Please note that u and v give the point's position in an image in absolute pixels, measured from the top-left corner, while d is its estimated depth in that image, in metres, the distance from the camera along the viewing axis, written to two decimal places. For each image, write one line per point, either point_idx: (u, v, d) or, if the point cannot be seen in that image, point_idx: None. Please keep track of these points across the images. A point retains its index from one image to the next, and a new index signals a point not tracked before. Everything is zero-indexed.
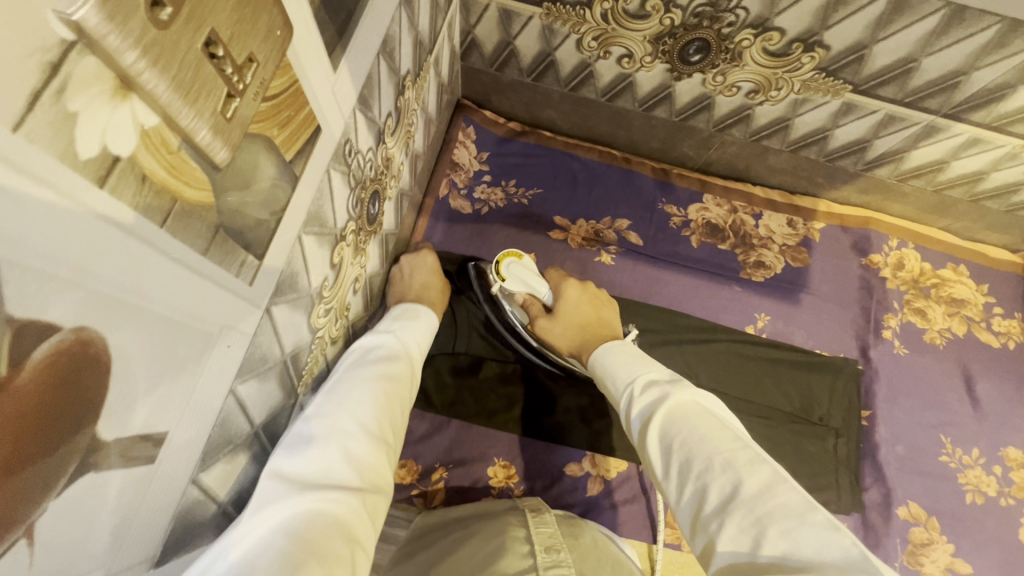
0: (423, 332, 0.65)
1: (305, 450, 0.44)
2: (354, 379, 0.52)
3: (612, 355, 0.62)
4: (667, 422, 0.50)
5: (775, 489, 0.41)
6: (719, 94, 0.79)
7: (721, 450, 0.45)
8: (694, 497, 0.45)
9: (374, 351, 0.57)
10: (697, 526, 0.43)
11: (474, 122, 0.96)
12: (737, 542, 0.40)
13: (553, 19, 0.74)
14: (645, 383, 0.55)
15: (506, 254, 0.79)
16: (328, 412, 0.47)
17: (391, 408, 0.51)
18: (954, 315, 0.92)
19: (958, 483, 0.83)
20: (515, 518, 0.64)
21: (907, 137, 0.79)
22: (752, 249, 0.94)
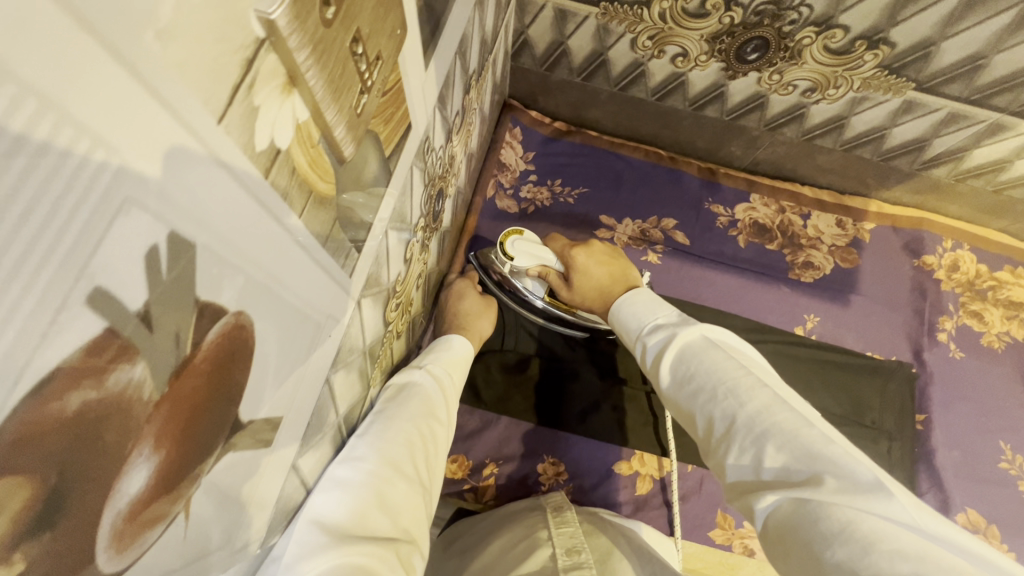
0: (458, 365, 0.63)
1: (342, 495, 0.41)
2: (390, 420, 0.50)
3: (624, 304, 0.62)
4: (677, 359, 0.51)
5: (776, 408, 0.43)
6: (774, 92, 0.78)
7: (726, 377, 0.47)
8: (704, 421, 0.47)
9: (409, 390, 0.55)
10: (710, 446, 0.46)
11: (520, 122, 0.96)
12: (740, 458, 0.43)
13: (609, 19, 0.74)
14: (655, 326, 0.57)
15: (509, 233, 0.79)
16: (365, 455, 0.45)
17: (425, 450, 0.50)
18: (1013, 318, 0.90)
19: (1019, 490, 0.81)
20: (537, 516, 0.64)
21: (970, 136, 0.77)
22: (800, 249, 0.93)
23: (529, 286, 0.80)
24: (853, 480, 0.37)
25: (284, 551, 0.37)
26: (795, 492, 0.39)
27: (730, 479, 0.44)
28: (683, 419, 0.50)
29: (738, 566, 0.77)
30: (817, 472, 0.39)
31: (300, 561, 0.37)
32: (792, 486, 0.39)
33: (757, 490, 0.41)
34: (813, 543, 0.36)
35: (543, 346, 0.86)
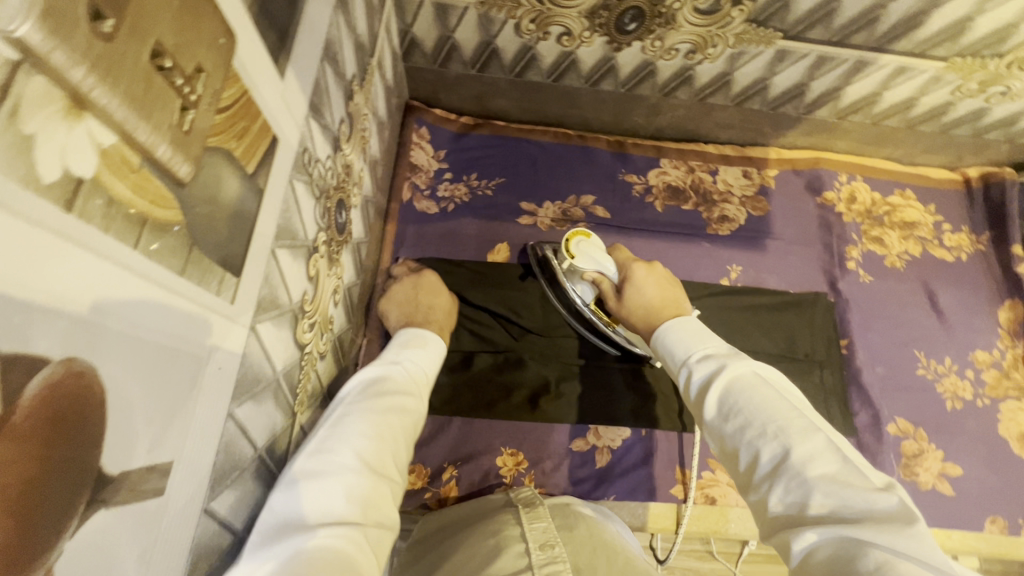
0: (430, 364, 0.64)
1: (310, 484, 0.43)
2: (361, 411, 0.51)
3: (670, 330, 0.60)
4: (724, 393, 0.49)
5: (830, 456, 0.41)
6: (660, 58, 0.81)
7: (777, 416, 0.45)
8: (747, 458, 0.45)
9: (380, 383, 0.56)
10: (751, 484, 0.45)
11: (426, 122, 0.95)
12: (788, 500, 0.41)
13: (488, 8, 0.74)
14: (703, 356, 0.54)
15: (574, 232, 0.79)
16: (333, 446, 0.46)
17: (395, 442, 0.51)
18: (909, 237, 0.97)
19: (937, 392, 0.89)
20: (509, 515, 0.64)
21: (841, 76, 0.82)
22: (714, 204, 0.98)
23: (580, 290, 0.79)
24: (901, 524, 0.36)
25: (254, 538, 0.40)
26: (837, 533, 0.37)
27: (771, 518, 0.42)
28: (724, 454, 0.49)
29: (704, 517, 0.80)
30: (869, 518, 0.37)
31: (267, 546, 0.39)
32: (833, 527, 0.37)
33: (796, 527, 0.39)
34: None
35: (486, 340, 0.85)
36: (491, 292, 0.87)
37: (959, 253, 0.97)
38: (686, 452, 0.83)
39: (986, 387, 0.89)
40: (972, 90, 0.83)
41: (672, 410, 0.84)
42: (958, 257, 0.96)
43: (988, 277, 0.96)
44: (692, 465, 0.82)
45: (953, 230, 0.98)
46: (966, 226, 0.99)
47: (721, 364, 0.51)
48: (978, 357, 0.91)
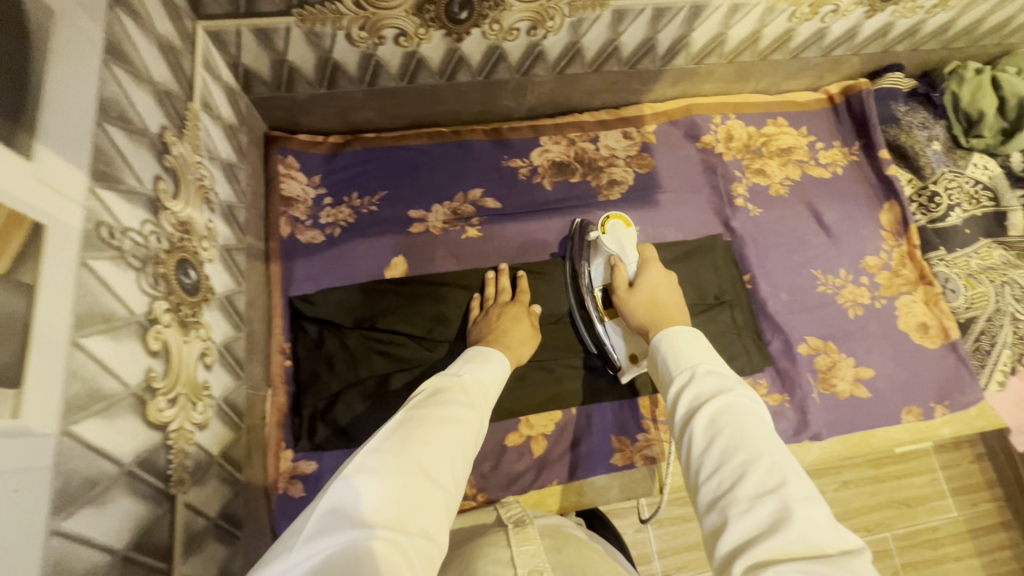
0: (489, 382, 0.64)
1: (365, 483, 0.44)
2: (415, 420, 0.51)
3: (674, 343, 0.62)
4: (721, 413, 0.51)
5: (815, 506, 0.43)
6: (504, 41, 0.79)
7: (768, 452, 0.47)
8: (727, 479, 0.47)
9: (445, 392, 0.57)
10: (718, 505, 0.46)
11: (291, 150, 0.90)
12: (757, 531, 0.42)
13: (310, 23, 0.70)
14: (710, 373, 0.56)
15: (616, 216, 0.83)
16: (388, 449, 0.47)
17: (451, 451, 0.50)
18: (787, 163, 1.01)
19: (839, 303, 0.93)
20: (499, 535, 0.61)
21: (682, 24, 0.82)
22: (600, 171, 0.98)
23: (594, 273, 0.83)
24: (863, 568, 0.39)
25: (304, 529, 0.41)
26: (805, 567, 0.39)
27: (725, 541, 0.43)
28: (694, 464, 0.50)
29: (646, 477, 0.83)
30: (837, 559, 0.40)
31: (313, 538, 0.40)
32: (804, 563, 0.39)
33: (759, 551, 0.41)
34: None
35: (400, 358, 0.83)
36: (400, 311, 0.85)
37: (834, 168, 1.01)
38: (620, 419, 0.84)
39: (881, 289, 0.94)
40: (805, 13, 0.85)
41: (597, 383, 0.85)
42: (835, 172, 1.01)
43: (865, 185, 1.00)
44: (627, 431, 0.83)
45: (826, 147, 1.03)
46: (838, 141, 1.03)
47: (726, 387, 0.53)
48: (869, 262, 0.96)
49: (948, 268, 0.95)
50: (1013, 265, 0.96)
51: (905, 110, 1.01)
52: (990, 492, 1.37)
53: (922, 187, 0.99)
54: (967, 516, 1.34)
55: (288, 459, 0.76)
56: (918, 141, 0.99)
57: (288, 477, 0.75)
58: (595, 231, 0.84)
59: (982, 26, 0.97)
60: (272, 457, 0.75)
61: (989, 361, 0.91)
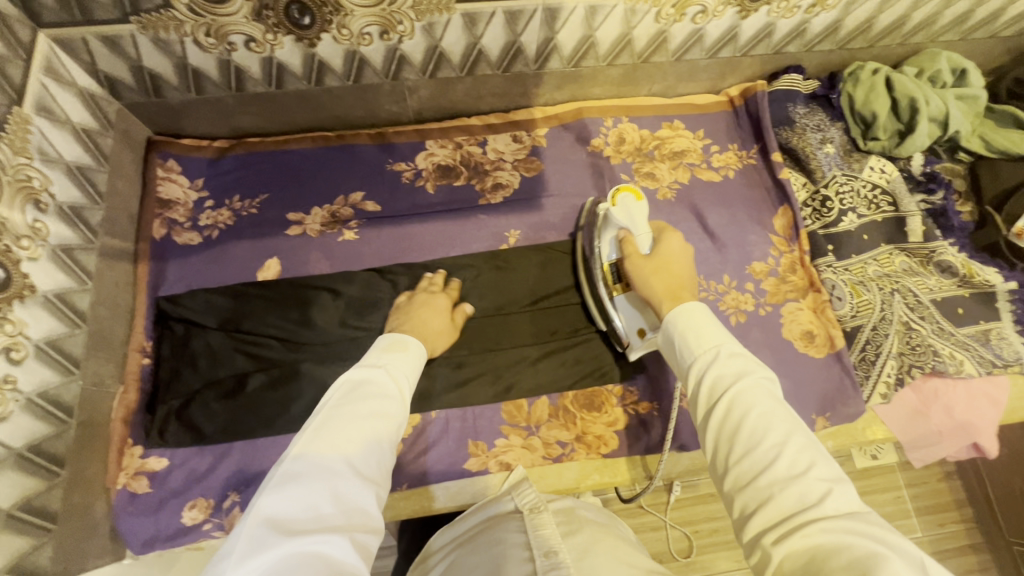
0: (410, 366, 0.64)
1: (297, 491, 0.45)
2: (346, 414, 0.51)
3: (687, 314, 0.55)
4: (746, 397, 0.46)
5: (845, 483, 0.42)
6: (359, 45, 0.80)
7: (796, 434, 0.44)
8: (757, 463, 0.43)
9: (366, 381, 0.56)
10: (746, 487, 0.43)
11: (171, 154, 0.92)
12: (792, 509, 0.40)
13: (153, 30, 0.73)
14: (732, 352, 0.50)
15: (625, 189, 0.79)
16: (319, 454, 0.48)
17: (380, 447, 0.52)
18: (678, 166, 0.99)
19: (721, 310, 0.90)
20: (514, 522, 0.65)
21: (541, 26, 0.82)
22: (486, 174, 0.98)
23: (605, 248, 0.80)
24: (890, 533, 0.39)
25: (238, 542, 0.41)
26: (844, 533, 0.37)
27: (756, 522, 0.41)
28: (719, 446, 0.46)
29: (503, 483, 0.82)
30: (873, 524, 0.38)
31: (250, 555, 0.40)
32: (845, 524, 0.38)
33: (796, 536, 0.39)
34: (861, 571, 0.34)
35: (261, 358, 0.83)
36: (265, 311, 0.85)
37: (727, 172, 0.99)
38: (479, 425, 0.84)
39: (767, 296, 0.91)
40: (670, 14, 0.84)
41: (460, 388, 0.84)
42: (727, 176, 0.99)
43: (759, 189, 0.98)
44: (485, 436, 0.83)
45: (721, 151, 1.00)
46: (734, 144, 1.01)
47: (751, 368, 0.48)
48: (756, 268, 0.93)
49: (835, 275, 0.92)
50: (912, 274, 0.92)
51: (803, 112, 0.99)
52: (958, 513, 1.28)
53: (814, 191, 0.96)
54: (932, 537, 1.25)
55: (135, 455, 0.77)
56: (810, 144, 0.97)
57: (131, 473, 0.76)
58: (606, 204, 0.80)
59: (876, 25, 0.94)
60: (114, 452, 0.76)
61: (873, 372, 0.87)
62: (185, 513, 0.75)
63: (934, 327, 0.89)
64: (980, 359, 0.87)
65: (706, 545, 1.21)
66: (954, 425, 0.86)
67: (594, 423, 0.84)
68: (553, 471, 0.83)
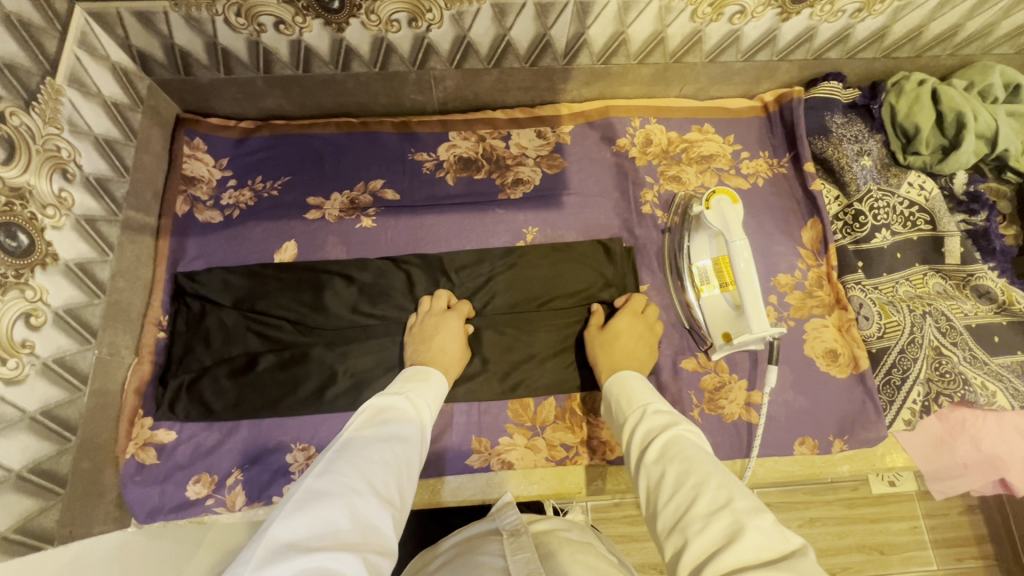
0: (432, 397, 0.69)
1: (316, 505, 0.45)
2: (368, 439, 0.54)
3: (632, 380, 0.70)
4: (671, 444, 0.55)
5: (762, 513, 0.44)
6: (387, 32, 0.80)
7: (714, 472, 0.49)
8: (682, 503, 0.48)
9: (389, 409, 0.60)
10: (674, 529, 0.47)
11: (199, 133, 0.93)
12: (713, 547, 0.43)
13: (185, 8, 0.73)
14: (659, 410, 0.62)
15: (722, 191, 0.79)
16: (340, 471, 0.49)
17: (398, 471, 0.53)
18: (705, 170, 0.96)
19: None
20: (495, 545, 0.64)
21: (573, 20, 0.80)
22: (507, 169, 0.96)
23: (703, 248, 0.83)
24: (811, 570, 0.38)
25: (254, 552, 0.41)
26: None
27: (686, 558, 0.44)
28: (653, 492, 0.52)
29: (503, 482, 0.81)
30: (785, 561, 0.40)
31: (266, 564, 0.40)
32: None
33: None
34: None
35: (272, 339, 0.83)
36: (279, 294, 0.86)
37: (756, 179, 0.96)
38: (483, 421, 0.83)
39: (790, 309, 0.88)
40: (708, 12, 0.81)
41: (467, 384, 0.83)
42: (756, 184, 0.95)
43: (788, 199, 0.95)
44: (489, 433, 0.82)
45: (751, 157, 0.97)
46: (765, 151, 0.97)
47: (677, 422, 0.58)
48: (781, 280, 0.90)
49: (863, 293, 0.88)
50: (946, 297, 0.88)
51: (841, 121, 0.95)
52: (978, 549, 1.22)
53: (846, 205, 0.92)
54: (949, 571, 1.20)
55: (145, 426, 0.78)
56: (845, 155, 0.93)
57: (141, 443, 0.77)
58: (701, 206, 0.80)
59: (925, 34, 0.89)
60: (126, 422, 0.78)
61: (898, 398, 0.84)
62: (190, 487, 0.77)
63: (966, 354, 0.84)
64: (1013, 391, 0.82)
65: None
66: (981, 459, 0.82)
67: (600, 429, 0.83)
68: (557, 474, 0.81)
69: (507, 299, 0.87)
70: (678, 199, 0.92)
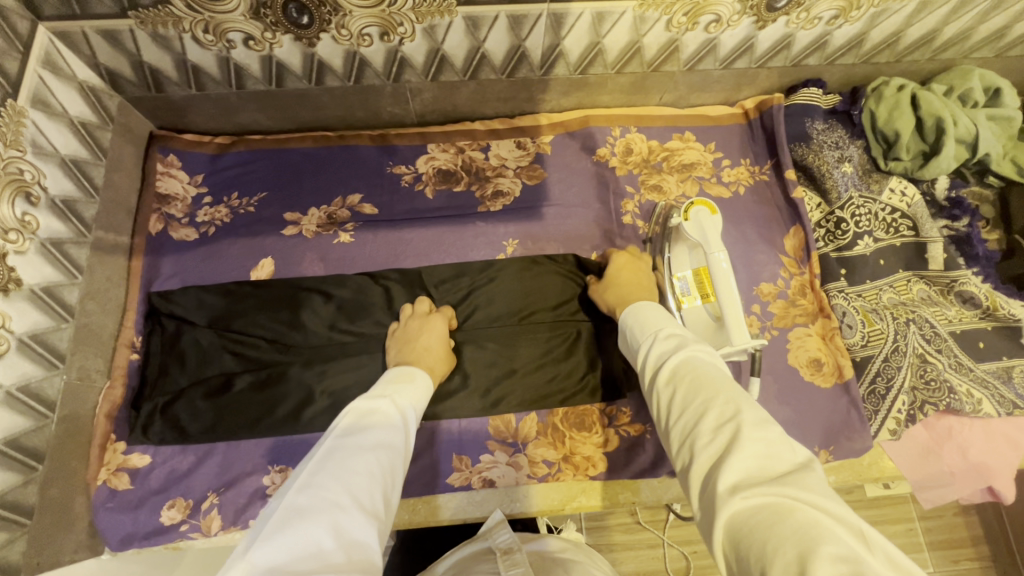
0: (417, 397, 0.66)
1: (296, 525, 0.43)
2: (351, 447, 0.52)
3: (640, 311, 0.67)
4: (680, 366, 0.53)
5: (770, 428, 0.43)
6: (359, 46, 0.79)
7: (724, 388, 0.47)
8: (690, 419, 0.47)
9: (374, 410, 0.58)
10: (684, 444, 0.46)
11: (173, 149, 0.92)
12: (720, 459, 0.42)
13: (151, 26, 0.72)
14: (671, 335, 0.59)
15: (700, 202, 0.78)
16: (321, 486, 0.47)
17: (384, 481, 0.51)
18: (686, 179, 0.95)
19: None
20: (487, 563, 0.63)
21: (547, 31, 0.79)
22: (486, 181, 0.95)
23: (683, 260, 0.82)
24: (816, 485, 0.38)
25: None
26: (771, 491, 0.38)
27: (694, 471, 0.43)
28: (663, 413, 0.51)
29: (485, 500, 0.79)
30: (789, 478, 0.39)
31: None
32: (772, 487, 0.38)
33: (720, 488, 0.40)
34: (770, 526, 0.35)
35: (248, 359, 0.82)
36: (255, 312, 0.84)
37: (737, 187, 0.95)
38: (463, 438, 0.81)
39: (773, 319, 0.87)
40: (682, 22, 0.80)
41: (447, 401, 0.82)
42: (737, 192, 0.95)
43: (770, 207, 0.94)
44: (469, 451, 0.81)
45: (732, 165, 0.96)
46: (747, 158, 0.97)
47: (690, 342, 0.56)
48: (763, 289, 0.89)
49: (846, 301, 0.87)
50: (930, 303, 0.87)
51: (821, 127, 0.94)
52: (974, 551, 1.21)
53: (829, 212, 0.92)
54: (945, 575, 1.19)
55: (117, 451, 0.77)
56: (826, 162, 0.93)
57: (113, 469, 0.76)
58: (678, 218, 0.79)
59: (903, 39, 0.89)
60: (97, 447, 0.76)
61: (883, 407, 0.83)
62: (164, 513, 0.75)
63: (952, 362, 0.83)
64: (999, 398, 0.81)
65: (702, 569, 1.17)
66: (968, 468, 0.81)
67: (583, 444, 0.82)
68: (539, 491, 0.80)
69: (487, 313, 0.86)
70: (659, 209, 0.92)
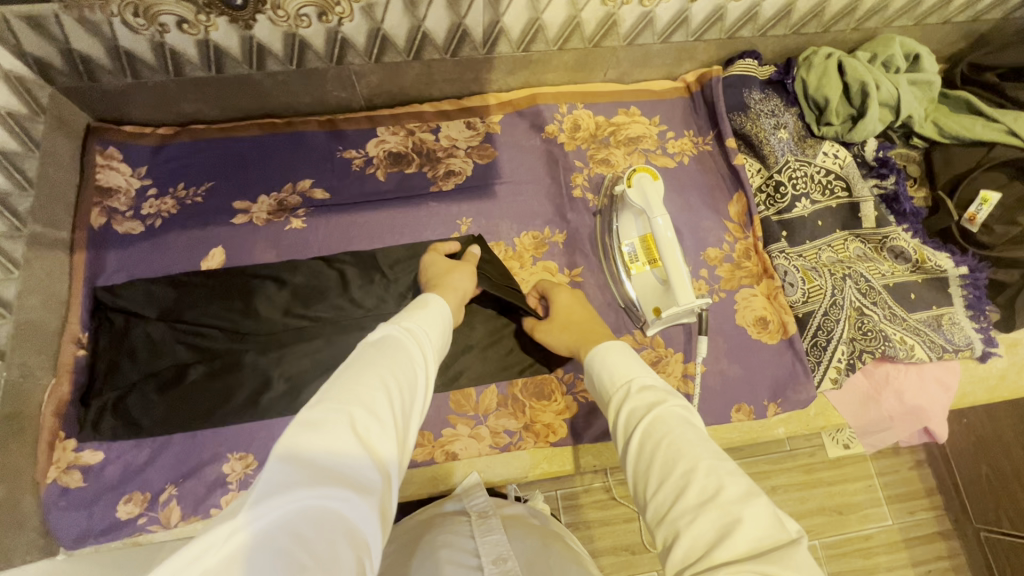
0: (433, 319, 0.62)
1: (315, 437, 0.39)
2: (365, 364, 0.48)
3: (601, 357, 0.62)
4: (654, 424, 0.49)
5: (754, 502, 0.40)
6: (298, 27, 0.79)
7: (703, 456, 0.44)
8: (671, 492, 0.44)
9: (390, 333, 0.54)
10: (663, 521, 0.43)
11: (112, 141, 0.90)
12: (706, 544, 0.39)
13: (77, 10, 0.70)
14: (644, 384, 0.55)
15: (642, 169, 0.80)
16: (337, 399, 0.43)
17: (405, 396, 0.47)
18: (633, 152, 0.98)
19: None
20: (463, 528, 0.64)
21: (486, 8, 0.81)
22: (437, 161, 0.96)
23: (630, 226, 0.84)
24: (804, 566, 0.35)
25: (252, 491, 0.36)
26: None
27: (677, 554, 0.40)
28: (639, 479, 0.48)
29: (448, 474, 0.80)
30: (776, 558, 0.36)
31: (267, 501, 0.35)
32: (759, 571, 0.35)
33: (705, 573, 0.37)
34: None
35: (201, 349, 0.81)
36: (208, 302, 0.83)
37: (682, 157, 0.98)
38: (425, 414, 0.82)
39: (721, 282, 0.91)
40: None
41: None
42: (682, 162, 0.98)
43: (714, 175, 0.97)
44: (431, 426, 0.81)
45: (676, 137, 0.99)
46: (690, 130, 1.00)
47: (664, 396, 0.52)
48: (710, 254, 0.92)
49: (788, 261, 0.91)
50: (865, 260, 0.92)
51: (758, 97, 0.98)
52: (928, 500, 1.28)
53: (768, 177, 0.96)
54: (903, 525, 1.26)
55: (68, 448, 0.75)
56: (763, 129, 0.97)
57: (64, 467, 0.74)
58: (622, 185, 0.81)
59: (828, 9, 0.93)
60: (45, 445, 0.74)
61: (825, 358, 0.87)
62: (120, 507, 0.74)
63: (886, 312, 0.88)
64: (930, 343, 0.87)
65: None
66: (905, 411, 0.87)
67: (544, 412, 0.84)
68: (503, 461, 0.82)
69: None
70: (606, 181, 0.94)
